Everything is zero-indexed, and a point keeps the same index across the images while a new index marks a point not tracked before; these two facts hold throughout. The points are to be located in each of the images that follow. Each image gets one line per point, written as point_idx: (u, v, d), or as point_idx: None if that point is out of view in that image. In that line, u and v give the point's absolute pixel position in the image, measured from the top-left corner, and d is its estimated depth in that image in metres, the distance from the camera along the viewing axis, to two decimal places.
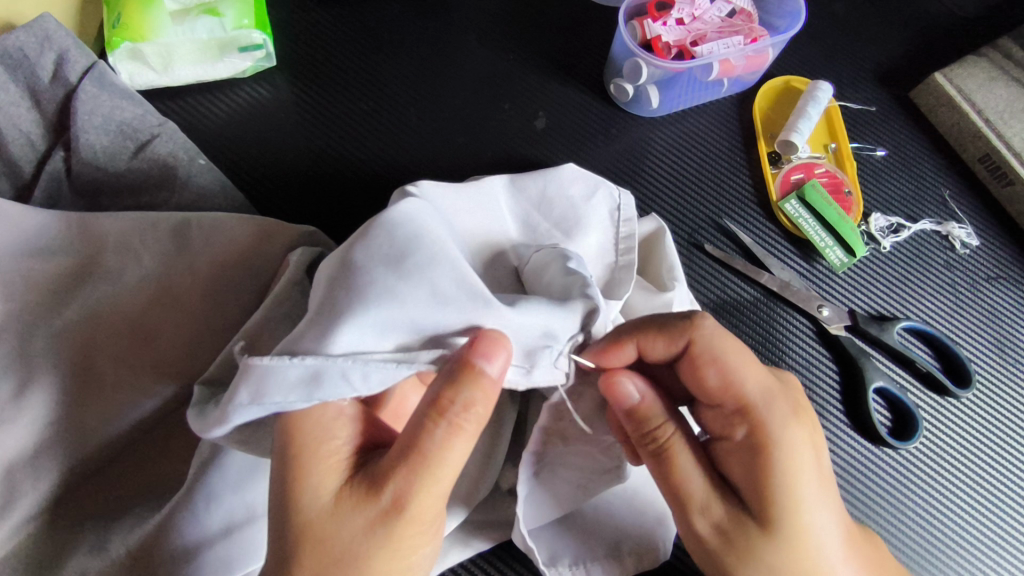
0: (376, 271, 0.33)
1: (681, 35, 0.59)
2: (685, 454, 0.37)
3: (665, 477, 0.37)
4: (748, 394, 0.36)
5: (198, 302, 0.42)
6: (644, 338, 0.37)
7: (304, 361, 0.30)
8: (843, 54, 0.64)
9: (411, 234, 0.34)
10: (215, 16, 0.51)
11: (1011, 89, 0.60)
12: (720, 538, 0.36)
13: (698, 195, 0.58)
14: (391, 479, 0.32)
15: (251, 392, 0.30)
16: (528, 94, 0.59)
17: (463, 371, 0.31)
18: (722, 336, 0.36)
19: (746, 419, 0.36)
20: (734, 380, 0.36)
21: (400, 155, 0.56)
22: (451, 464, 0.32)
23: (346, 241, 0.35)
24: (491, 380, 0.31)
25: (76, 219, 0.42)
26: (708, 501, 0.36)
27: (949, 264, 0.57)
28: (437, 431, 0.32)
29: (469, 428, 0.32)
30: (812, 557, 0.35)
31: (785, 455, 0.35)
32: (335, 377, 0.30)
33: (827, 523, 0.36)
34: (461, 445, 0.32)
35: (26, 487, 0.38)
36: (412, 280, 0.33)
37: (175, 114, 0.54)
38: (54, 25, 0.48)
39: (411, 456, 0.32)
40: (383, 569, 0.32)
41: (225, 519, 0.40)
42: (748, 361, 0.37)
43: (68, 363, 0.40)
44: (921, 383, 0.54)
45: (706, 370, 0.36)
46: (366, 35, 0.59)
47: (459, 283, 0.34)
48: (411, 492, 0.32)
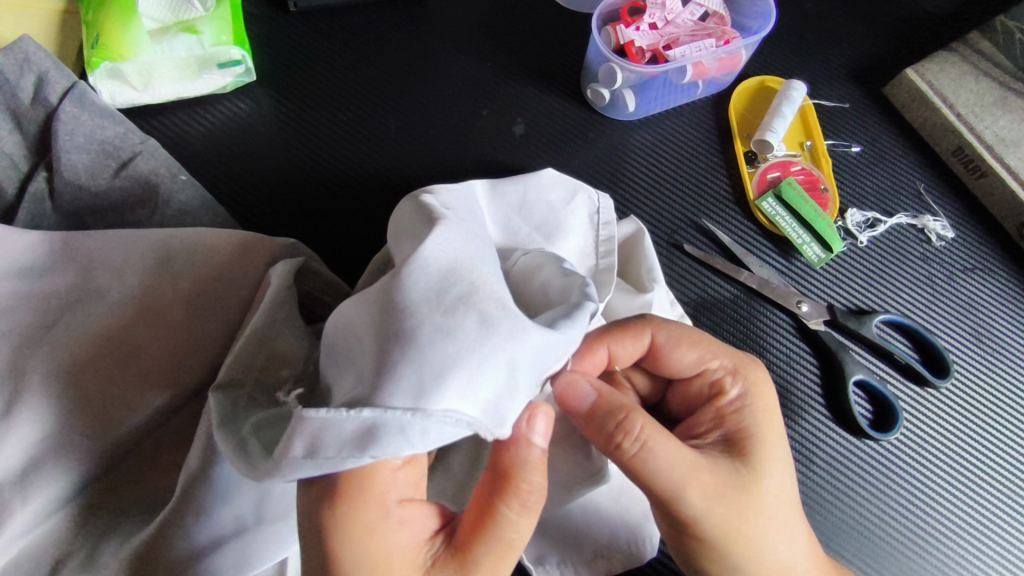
0: (427, 314, 0.31)
1: (653, 40, 0.59)
2: (662, 443, 0.36)
3: (648, 473, 0.36)
4: (722, 357, 0.42)
5: (182, 315, 0.43)
6: (614, 340, 0.40)
7: (360, 413, 0.29)
8: (817, 53, 0.65)
9: (451, 273, 0.33)
10: (193, 33, 0.52)
11: (980, 83, 0.61)
12: (717, 505, 0.36)
13: (677, 195, 0.59)
14: (476, 566, 0.34)
15: (306, 446, 0.30)
16: (506, 101, 0.60)
17: (518, 446, 0.34)
18: (676, 325, 0.41)
19: (731, 375, 0.42)
20: (698, 354, 0.41)
21: (382, 164, 0.56)
22: (521, 541, 0.35)
23: (382, 281, 0.34)
24: (540, 446, 0.34)
25: (60, 238, 0.43)
26: (700, 472, 0.36)
27: (925, 256, 0.59)
28: (511, 513, 0.34)
29: (536, 504, 0.35)
30: (772, 497, 0.38)
31: (756, 398, 0.41)
32: (391, 432, 0.29)
33: (779, 466, 0.39)
34: (529, 519, 0.35)
35: (15, 507, 0.39)
36: (463, 320, 0.31)
37: (157, 131, 0.55)
38: (33, 47, 0.49)
39: (493, 543, 0.34)
40: None
41: (217, 530, 0.40)
42: (702, 337, 0.42)
43: (53, 381, 0.40)
44: (901, 373, 0.54)
45: (683, 348, 0.41)
46: (343, 46, 0.60)
47: (511, 320, 0.31)
48: (494, 574, 0.34)
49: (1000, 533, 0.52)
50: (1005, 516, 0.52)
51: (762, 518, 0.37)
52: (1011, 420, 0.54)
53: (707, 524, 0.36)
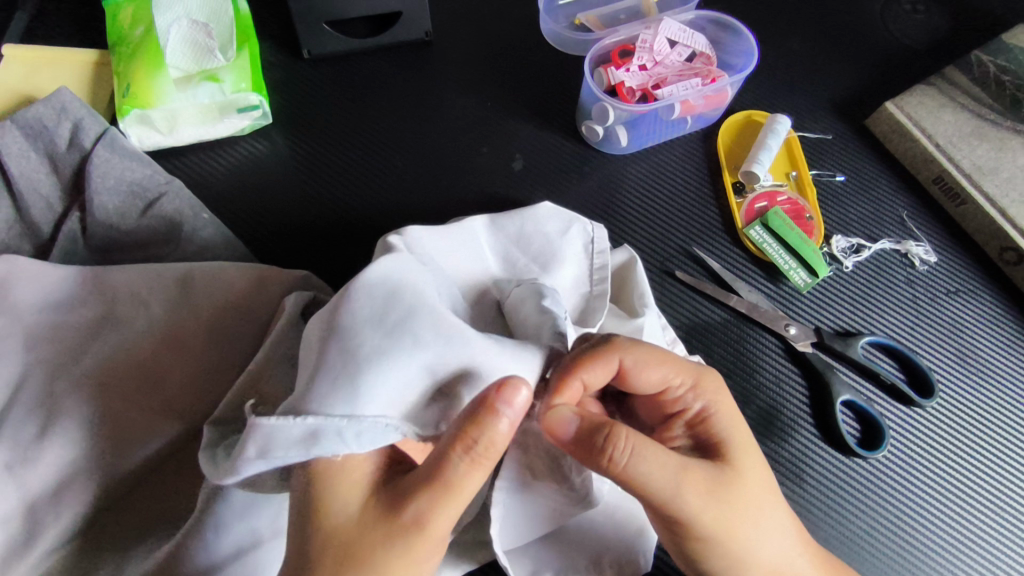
0: (368, 333, 0.37)
1: (643, 80, 0.63)
2: (649, 450, 0.38)
3: (640, 481, 0.38)
4: (687, 372, 0.43)
5: (204, 343, 0.46)
6: (583, 370, 0.40)
7: (306, 420, 0.34)
8: (800, 89, 0.68)
9: (392, 297, 0.38)
10: (215, 82, 0.56)
11: (959, 114, 0.64)
12: (710, 504, 0.39)
13: (670, 224, 0.62)
14: (414, 500, 0.35)
15: (258, 448, 0.34)
16: (506, 138, 0.63)
17: (485, 410, 0.35)
18: (642, 347, 0.42)
19: (695, 386, 0.43)
20: (663, 371, 0.42)
21: (389, 198, 0.60)
22: (466, 493, 0.35)
23: (331, 303, 0.39)
24: (510, 420, 0.35)
25: (92, 273, 0.47)
26: (687, 479, 0.38)
27: (909, 280, 0.61)
28: (458, 464, 0.34)
29: (487, 463, 0.35)
30: (755, 494, 0.41)
31: (722, 404, 0.43)
32: (331, 434, 0.34)
33: (755, 462, 0.42)
34: (476, 477, 0.35)
35: (47, 523, 0.42)
36: (400, 343, 0.36)
37: (180, 171, 0.59)
38: (69, 97, 0.53)
39: (432, 482, 0.35)
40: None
41: (233, 544, 0.43)
42: (667, 354, 0.43)
43: (84, 405, 0.44)
44: (886, 393, 0.57)
45: (652, 369, 0.42)
46: (353, 89, 0.64)
47: (440, 342, 0.37)
48: (428, 514, 0.34)
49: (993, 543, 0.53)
50: (998, 527, 0.54)
51: (748, 515, 0.40)
52: (996, 433, 0.56)
53: (700, 524, 0.39)
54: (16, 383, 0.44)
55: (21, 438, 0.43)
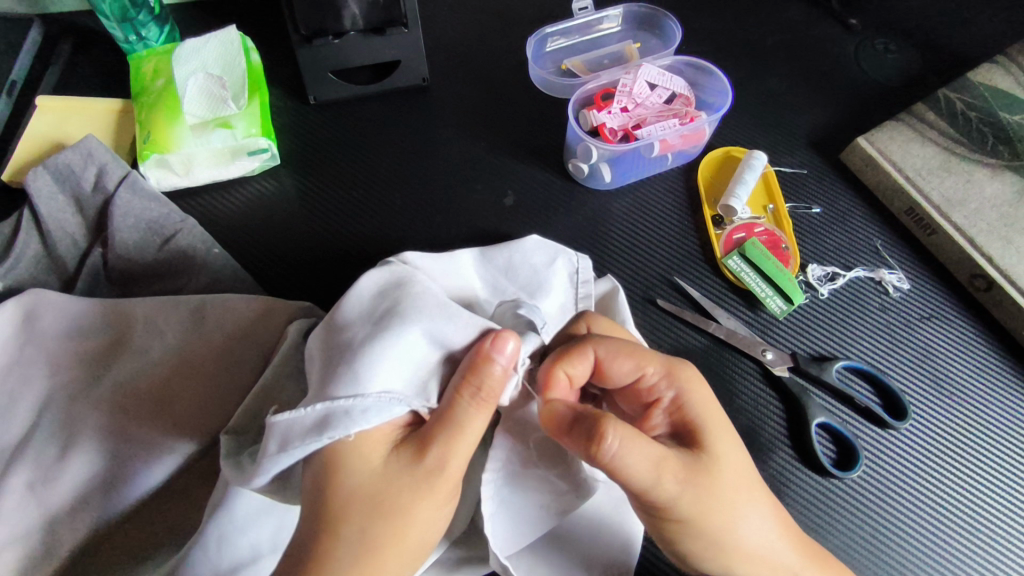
0: (360, 327, 0.41)
1: (623, 121, 0.68)
2: (635, 442, 0.40)
3: (624, 471, 0.40)
4: (660, 363, 0.46)
5: (213, 368, 0.50)
6: (565, 362, 0.44)
7: (317, 407, 0.38)
8: (777, 126, 0.72)
9: (383, 299, 0.43)
10: (228, 128, 0.61)
11: (927, 148, 0.67)
12: (687, 491, 0.41)
13: (652, 256, 0.65)
14: (433, 443, 0.38)
15: (279, 442, 0.38)
16: (498, 176, 0.68)
17: (480, 359, 0.39)
18: (614, 339, 0.46)
19: (668, 378, 0.46)
20: (637, 362, 0.46)
21: (387, 232, 0.64)
22: (475, 433, 0.39)
23: (328, 315, 0.43)
24: (502, 366, 0.39)
25: (112, 305, 0.51)
26: (667, 466, 0.41)
27: (883, 307, 0.64)
28: (464, 405, 0.39)
29: (489, 403, 0.39)
30: (733, 481, 0.43)
31: (696, 394, 0.46)
32: (341, 415, 0.37)
33: (729, 445, 0.44)
34: (483, 416, 0.39)
35: (65, 537, 0.45)
36: (389, 327, 0.41)
37: (194, 210, 0.64)
38: (95, 143, 0.58)
39: (446, 425, 0.38)
40: (424, 518, 0.38)
41: (235, 558, 0.46)
42: (639, 346, 0.46)
43: (103, 426, 0.47)
44: (861, 416, 0.59)
45: (625, 360, 0.45)
46: (355, 132, 0.69)
47: (426, 319, 0.42)
48: (449, 452, 0.38)
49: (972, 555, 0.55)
50: (974, 538, 0.56)
51: (728, 500, 0.43)
52: (968, 448, 0.58)
53: (683, 508, 0.41)
54: (42, 407, 0.48)
55: (44, 457, 0.46)
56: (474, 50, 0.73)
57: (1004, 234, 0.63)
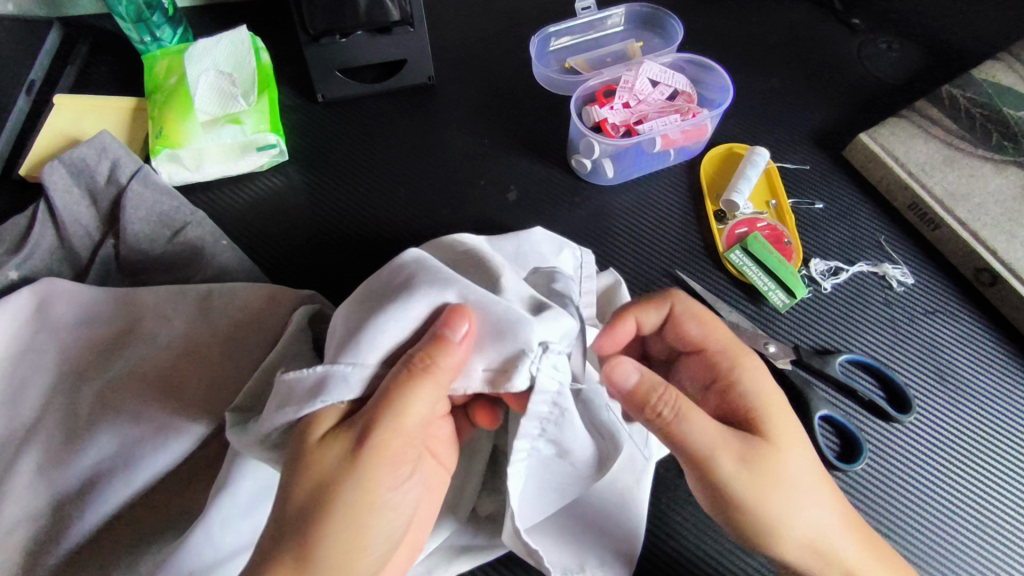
0: (376, 299, 0.42)
1: (625, 117, 0.68)
2: (692, 411, 0.41)
3: (684, 439, 0.41)
4: (722, 341, 0.47)
5: (219, 354, 0.51)
6: (639, 310, 0.49)
7: (316, 368, 0.40)
8: (780, 123, 0.73)
9: (406, 276, 0.43)
10: (237, 124, 0.62)
11: (930, 144, 0.67)
12: (745, 472, 0.42)
13: (655, 251, 0.66)
14: (367, 416, 0.38)
15: (277, 400, 0.40)
16: (501, 171, 0.69)
17: (434, 338, 0.39)
18: (691, 300, 0.49)
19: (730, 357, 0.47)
20: (706, 329, 0.48)
21: (392, 225, 0.65)
22: (415, 408, 0.38)
23: (364, 283, 0.44)
24: (456, 344, 0.39)
25: (122, 293, 0.52)
26: (726, 443, 0.42)
27: (887, 301, 0.64)
28: (405, 380, 0.38)
29: (433, 379, 0.39)
30: (794, 467, 0.43)
31: (761, 376, 0.46)
32: (338, 379, 0.39)
33: (791, 425, 0.45)
34: (425, 392, 0.38)
35: (72, 517, 0.46)
36: (402, 301, 0.41)
37: (204, 204, 0.65)
38: (110, 139, 0.59)
39: (382, 399, 0.38)
40: (356, 495, 0.38)
41: (238, 540, 0.46)
42: (716, 320, 0.49)
43: (112, 410, 0.49)
44: (864, 409, 0.59)
45: (689, 324, 0.48)
46: (362, 129, 0.70)
47: (436, 294, 0.42)
48: (381, 426, 0.38)
49: (982, 545, 0.55)
50: (986, 530, 0.55)
51: (788, 484, 0.42)
52: (978, 439, 0.58)
53: (739, 487, 0.41)
54: (52, 390, 0.49)
55: (55, 439, 0.48)
56: (479, 50, 0.74)
57: (1009, 228, 0.62)
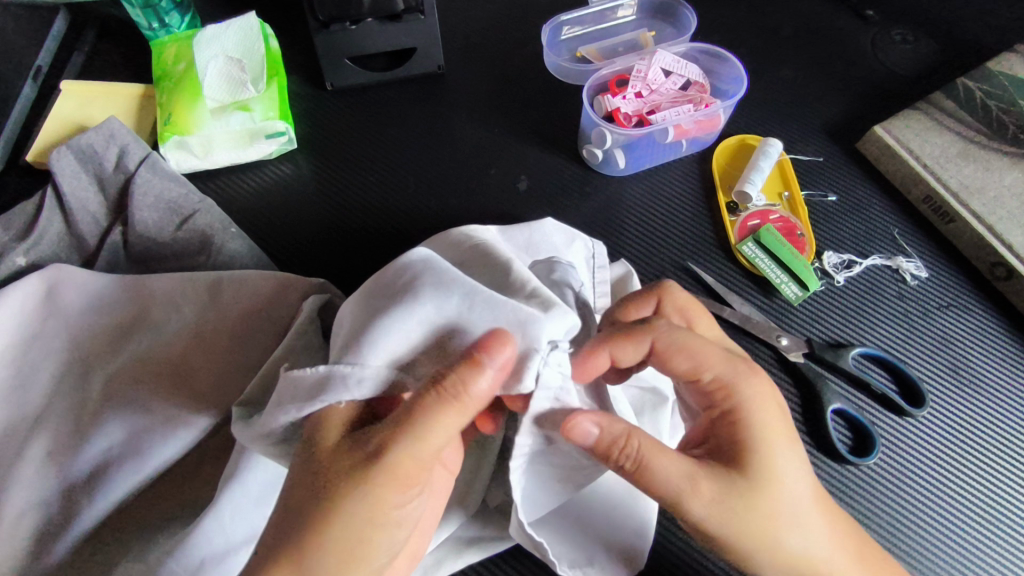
0: (381, 300, 0.41)
1: (638, 106, 0.68)
2: (657, 456, 0.40)
3: (650, 483, 0.40)
4: (716, 369, 0.44)
5: (229, 342, 0.51)
6: (614, 347, 0.44)
7: (319, 368, 0.39)
8: (793, 115, 0.72)
9: (410, 277, 0.42)
10: (246, 111, 0.62)
11: (945, 137, 0.66)
12: (721, 509, 0.40)
13: (666, 242, 0.65)
14: (379, 434, 0.37)
15: (282, 399, 0.39)
16: (512, 161, 0.68)
17: (468, 361, 0.37)
18: (677, 331, 0.44)
19: (722, 387, 0.43)
20: (694, 359, 0.44)
21: (402, 214, 0.65)
22: (436, 435, 0.37)
23: (368, 283, 0.44)
24: (490, 374, 0.37)
25: (131, 280, 0.51)
26: (697, 484, 0.40)
27: (900, 295, 0.63)
28: (429, 404, 0.37)
29: (458, 407, 0.37)
30: (780, 500, 0.41)
31: (760, 407, 0.43)
32: (340, 380, 0.38)
33: (787, 456, 0.42)
34: (448, 419, 0.37)
35: (81, 505, 0.45)
36: (406, 301, 0.40)
37: (213, 192, 0.65)
38: (118, 125, 0.59)
39: (403, 420, 0.37)
40: (355, 512, 0.37)
41: (248, 529, 0.46)
42: (703, 342, 0.44)
43: (121, 398, 0.48)
44: (877, 403, 0.58)
45: (676, 356, 0.44)
46: (372, 118, 0.69)
47: (441, 296, 0.40)
48: (392, 447, 0.37)
49: (994, 541, 0.54)
50: (998, 525, 0.55)
51: (768, 518, 0.40)
52: (989, 432, 0.58)
53: (711, 526, 0.40)
54: (60, 378, 0.49)
55: (64, 426, 0.47)
56: (490, 39, 0.74)
57: None
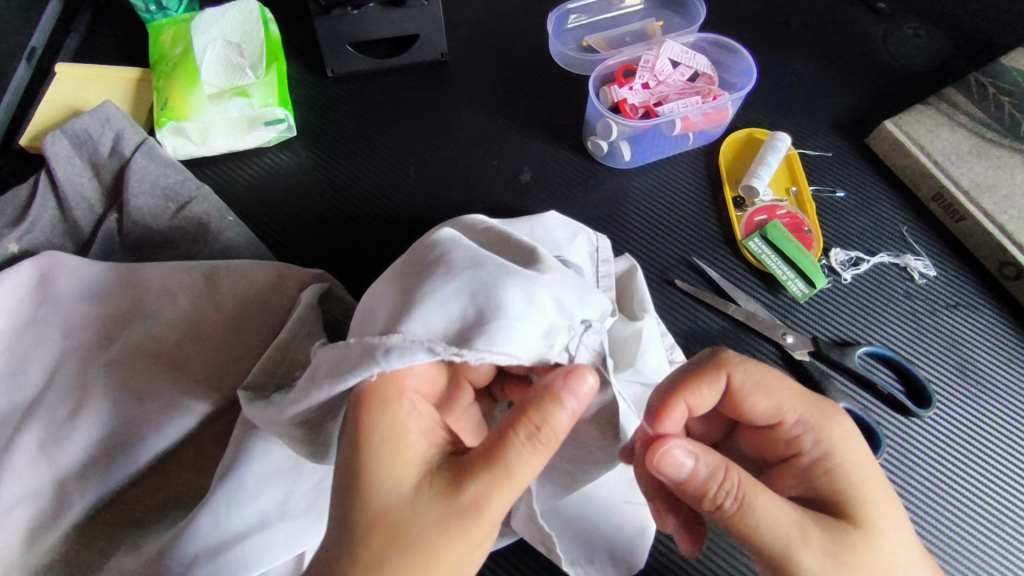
0: (412, 276, 0.40)
1: (645, 98, 0.67)
2: (759, 495, 0.37)
3: (756, 534, 0.36)
4: (796, 412, 0.42)
5: (225, 332, 0.49)
6: (691, 391, 0.42)
7: (352, 341, 0.37)
8: (802, 108, 0.71)
9: (443, 255, 0.40)
10: (245, 97, 0.60)
11: (957, 133, 0.65)
12: (832, 565, 0.36)
13: (671, 235, 0.64)
14: (473, 481, 0.34)
15: (314, 378, 0.38)
16: (516, 152, 0.67)
17: (550, 393, 0.35)
18: (751, 367, 0.42)
19: (806, 431, 0.41)
20: (774, 399, 0.42)
21: (403, 204, 0.64)
22: (524, 478, 0.35)
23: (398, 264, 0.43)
24: (573, 408, 0.35)
25: (126, 268, 0.51)
26: (805, 533, 0.37)
27: (908, 293, 0.62)
28: (522, 448, 0.34)
29: (547, 446, 0.35)
30: (889, 553, 0.38)
31: (848, 450, 0.41)
32: (372, 351, 0.35)
33: (885, 503, 0.40)
34: (537, 462, 0.35)
35: (74, 497, 0.45)
36: (439, 274, 0.39)
37: (210, 179, 0.63)
38: (113, 110, 0.57)
39: (495, 469, 0.34)
40: (448, 567, 0.34)
41: (243, 523, 0.45)
42: (781, 382, 0.43)
43: (113, 388, 0.47)
44: (883, 403, 0.57)
45: (753, 397, 0.42)
46: (373, 105, 0.68)
47: (475, 267, 0.39)
48: (490, 497, 0.34)
49: (998, 544, 0.54)
50: (1003, 528, 0.54)
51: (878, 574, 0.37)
52: (997, 435, 0.57)
53: None
54: (52, 367, 0.48)
55: (55, 416, 0.46)
56: (494, 27, 0.72)
57: None
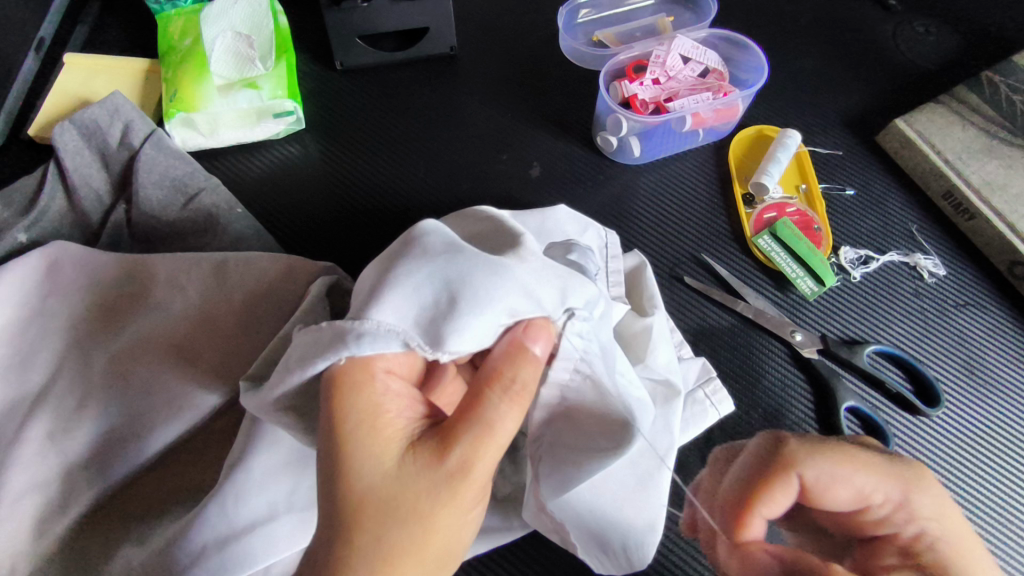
0: (388, 261, 0.39)
1: (655, 93, 0.66)
2: None
3: None
4: (880, 494, 0.40)
5: (234, 324, 0.49)
6: (767, 503, 0.40)
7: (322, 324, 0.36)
8: (813, 106, 0.70)
9: (419, 238, 0.39)
10: (254, 89, 0.60)
11: (968, 131, 0.65)
12: None
13: (680, 232, 0.64)
14: (456, 444, 0.36)
15: (289, 364, 0.36)
16: (525, 147, 0.66)
17: (519, 351, 0.37)
18: (822, 460, 0.39)
19: (899, 508, 0.40)
20: (856, 487, 0.39)
21: (411, 198, 0.63)
22: (503, 436, 0.37)
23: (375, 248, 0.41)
24: (537, 360, 0.38)
25: (134, 260, 0.50)
26: None
27: (917, 292, 0.62)
28: (498, 404, 0.36)
29: (522, 402, 0.37)
30: None
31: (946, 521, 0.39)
32: (342, 335, 0.35)
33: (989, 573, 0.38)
34: (512, 417, 0.37)
35: (82, 488, 0.45)
36: (414, 258, 0.38)
37: (219, 170, 0.63)
38: (123, 100, 0.57)
39: (475, 428, 0.36)
40: (446, 525, 0.36)
41: (249, 515, 0.44)
42: (856, 463, 0.40)
43: (122, 380, 0.47)
44: (892, 402, 0.57)
45: (833, 491, 0.39)
46: (381, 99, 0.68)
47: (451, 252, 0.38)
48: (474, 457, 0.36)
49: (1008, 545, 0.53)
50: (1013, 529, 0.54)
51: None
52: (1007, 436, 0.57)
53: None
54: (60, 358, 0.48)
55: (63, 407, 0.46)
56: (504, 20, 0.72)
57: None
